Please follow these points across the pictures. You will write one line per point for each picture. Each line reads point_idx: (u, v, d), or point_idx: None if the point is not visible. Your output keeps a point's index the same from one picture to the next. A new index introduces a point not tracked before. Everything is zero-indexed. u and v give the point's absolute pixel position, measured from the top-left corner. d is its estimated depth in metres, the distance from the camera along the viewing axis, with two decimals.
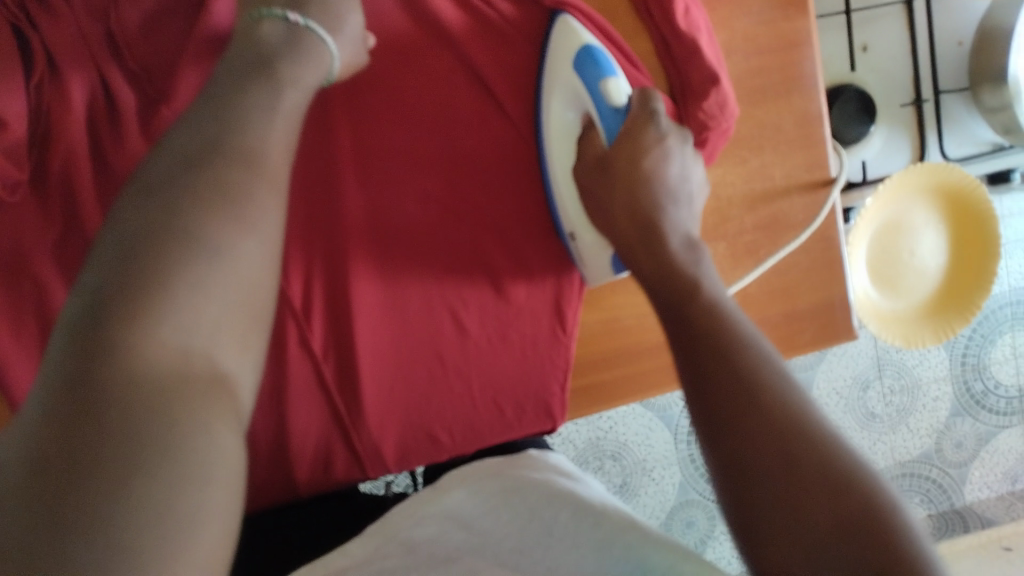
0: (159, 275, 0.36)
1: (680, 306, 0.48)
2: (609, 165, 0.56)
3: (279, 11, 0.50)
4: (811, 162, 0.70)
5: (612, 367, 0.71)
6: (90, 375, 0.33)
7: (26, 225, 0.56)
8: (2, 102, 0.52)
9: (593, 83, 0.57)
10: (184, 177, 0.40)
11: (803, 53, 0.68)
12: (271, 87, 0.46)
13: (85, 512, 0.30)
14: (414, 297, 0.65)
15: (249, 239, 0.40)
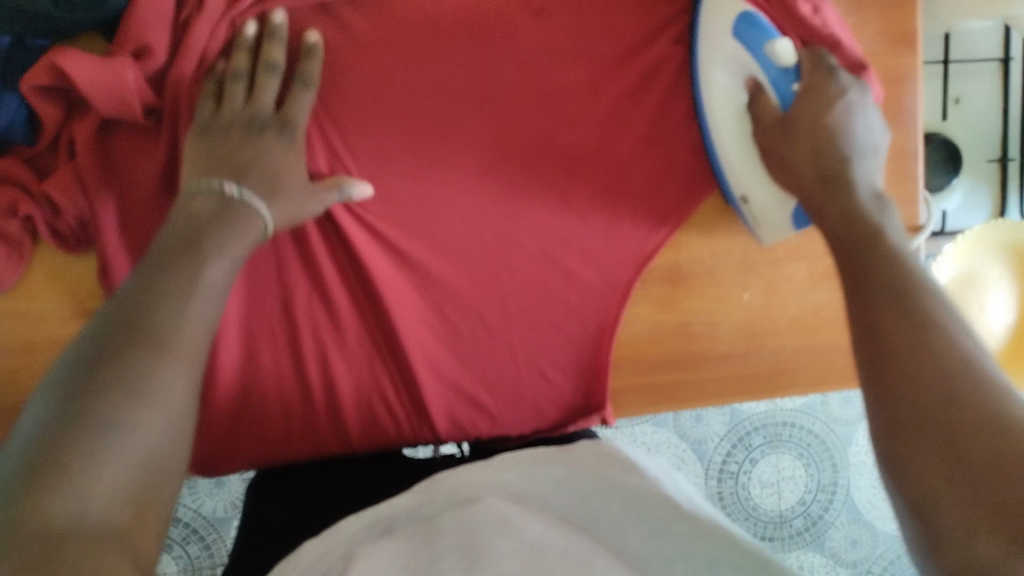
0: (163, 295, 0.44)
1: (861, 257, 0.53)
2: (791, 124, 0.59)
3: (260, 54, 0.56)
4: (901, 197, 0.71)
5: (679, 369, 0.73)
6: (116, 333, 0.41)
7: (151, 151, 0.59)
8: (149, 32, 0.56)
9: (758, 46, 0.59)
10: (144, 321, 0.42)
11: (904, 90, 0.70)
12: (194, 267, 0.47)
13: (73, 422, 0.37)
14: (497, 277, 0.66)
15: (216, 272, 0.48)
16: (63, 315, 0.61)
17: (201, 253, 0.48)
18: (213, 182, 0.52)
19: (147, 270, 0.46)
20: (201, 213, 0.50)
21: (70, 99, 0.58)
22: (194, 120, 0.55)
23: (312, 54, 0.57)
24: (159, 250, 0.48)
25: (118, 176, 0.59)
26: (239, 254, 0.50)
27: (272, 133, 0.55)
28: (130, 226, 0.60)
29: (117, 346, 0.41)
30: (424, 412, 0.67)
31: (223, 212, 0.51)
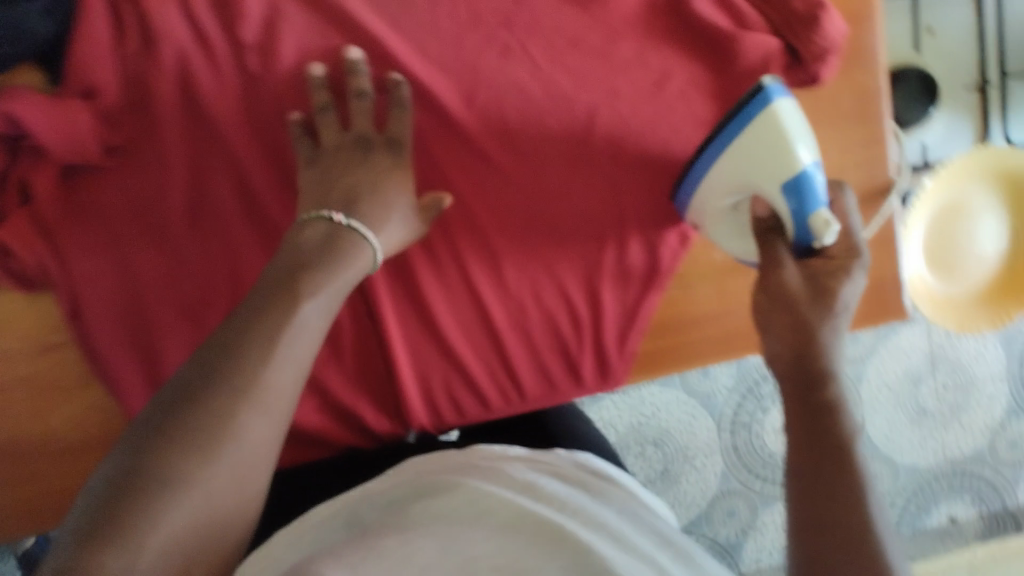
0: (266, 336, 0.47)
1: (804, 355, 0.52)
2: (824, 288, 0.54)
3: (360, 87, 0.61)
4: (869, 138, 0.69)
5: (660, 337, 0.72)
6: (221, 366, 0.45)
7: (109, 189, 0.60)
8: (96, 70, 0.58)
9: (801, 204, 0.54)
10: (237, 370, 0.45)
11: (866, 28, 0.68)
12: (290, 306, 0.49)
13: (160, 459, 0.41)
14: (465, 260, 0.68)
15: (310, 308, 0.50)
16: (29, 351, 0.61)
17: (297, 293, 0.50)
18: (323, 213, 0.57)
19: (248, 308, 0.48)
20: (304, 251, 0.53)
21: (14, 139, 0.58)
22: (297, 153, 0.61)
23: (399, 90, 0.62)
24: (261, 289, 0.50)
25: (87, 218, 0.60)
26: (331, 298, 0.52)
27: (379, 152, 0.62)
28: (95, 261, 0.60)
29: (203, 391, 0.44)
30: (404, 407, 0.67)
31: (324, 249, 0.54)
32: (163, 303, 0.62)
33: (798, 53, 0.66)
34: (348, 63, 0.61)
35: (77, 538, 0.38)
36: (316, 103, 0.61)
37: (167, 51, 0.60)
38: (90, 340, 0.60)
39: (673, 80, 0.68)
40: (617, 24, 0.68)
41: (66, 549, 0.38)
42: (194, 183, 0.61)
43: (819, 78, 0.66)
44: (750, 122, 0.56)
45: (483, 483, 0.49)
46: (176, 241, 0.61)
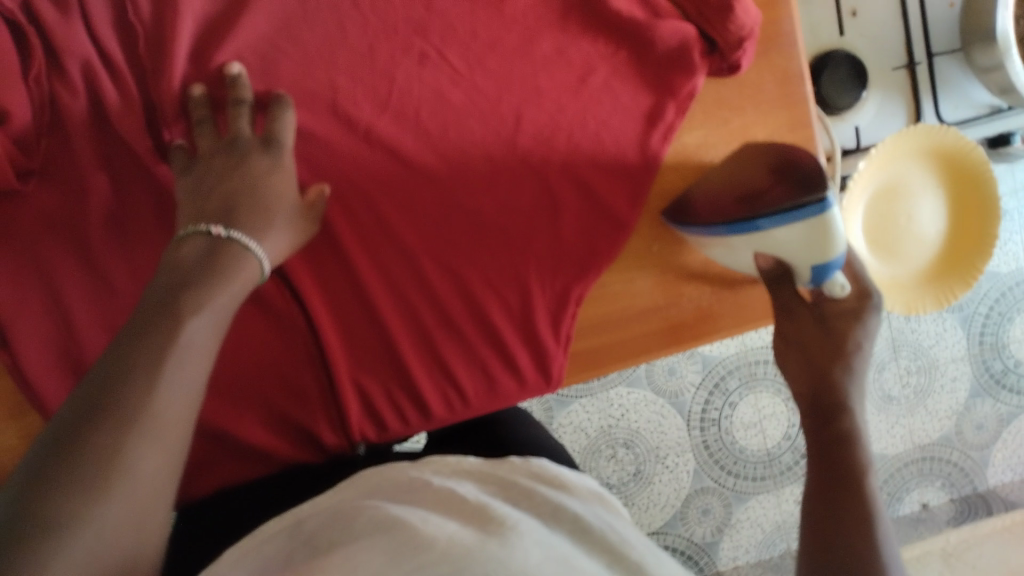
0: (146, 358, 0.43)
1: (828, 404, 0.57)
2: (830, 329, 0.61)
3: (201, 228, 0.53)
4: (794, 121, 0.69)
5: (602, 334, 0.71)
6: (100, 400, 0.41)
7: (33, 213, 0.60)
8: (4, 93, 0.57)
9: (825, 272, 0.59)
10: (116, 400, 0.41)
11: (781, 11, 0.68)
12: (173, 325, 0.45)
13: (39, 511, 0.37)
14: (396, 268, 0.66)
15: (196, 323, 0.46)
16: None
17: (183, 309, 0.46)
18: (202, 227, 0.53)
19: (127, 334, 0.44)
20: (188, 267, 0.49)
21: None
22: (175, 164, 0.59)
23: (282, 102, 0.61)
24: (139, 314, 0.46)
25: (10, 244, 0.59)
26: (219, 307, 0.48)
27: (256, 152, 0.59)
28: (19, 288, 0.59)
29: (79, 434, 0.40)
30: (343, 419, 0.66)
31: (208, 262, 0.50)
32: (92, 325, 0.61)
33: (715, 41, 0.67)
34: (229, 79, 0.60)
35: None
36: (201, 119, 0.60)
37: (81, 72, 0.60)
38: (18, 369, 0.59)
39: (596, 74, 0.69)
40: (535, 20, 0.68)
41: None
42: (121, 204, 0.62)
43: (738, 67, 0.67)
44: (795, 216, 0.57)
45: (400, 507, 0.45)
46: (103, 264, 0.61)
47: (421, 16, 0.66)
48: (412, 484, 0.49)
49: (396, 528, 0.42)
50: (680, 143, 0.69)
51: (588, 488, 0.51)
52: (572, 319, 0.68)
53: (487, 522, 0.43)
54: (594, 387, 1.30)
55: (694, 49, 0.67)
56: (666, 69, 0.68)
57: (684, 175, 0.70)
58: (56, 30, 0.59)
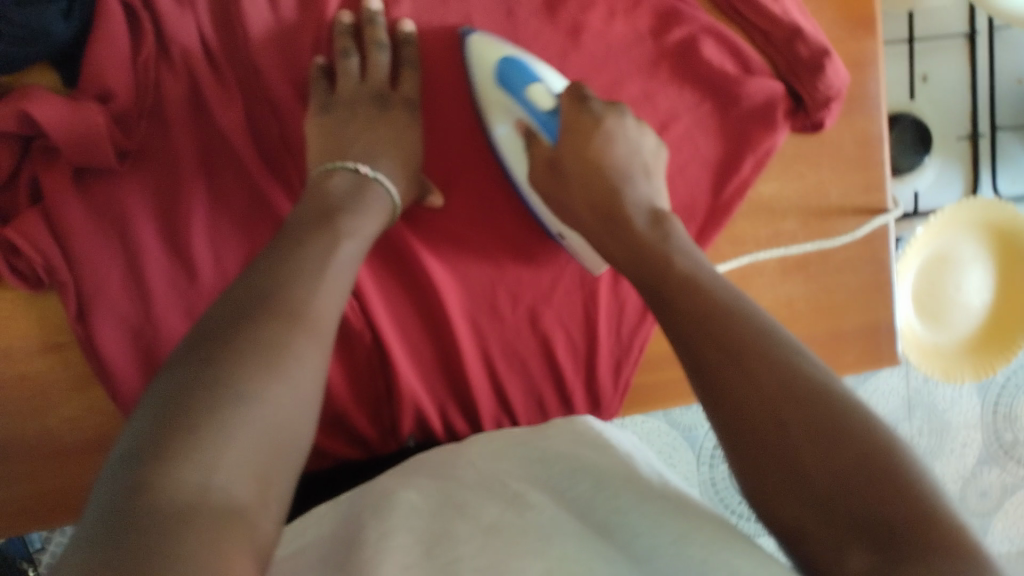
0: (306, 262, 0.50)
1: (657, 285, 0.51)
2: (559, 164, 0.60)
3: (350, 164, 0.58)
4: (868, 183, 0.71)
5: (657, 372, 0.72)
6: (271, 284, 0.48)
7: (123, 192, 0.61)
8: (111, 74, 0.57)
9: (519, 89, 0.60)
10: (280, 296, 0.48)
11: (867, 74, 0.69)
12: (328, 243, 0.52)
13: (218, 356, 0.44)
14: (466, 286, 0.67)
15: (347, 244, 0.53)
16: (34, 350, 0.62)
17: (336, 231, 0.53)
18: (346, 163, 0.58)
19: (283, 243, 0.51)
20: (335, 198, 0.56)
21: (26, 139, 0.59)
22: (313, 99, 0.60)
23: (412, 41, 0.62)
24: (299, 221, 0.53)
25: (99, 218, 0.60)
26: (365, 236, 0.55)
27: (398, 108, 0.62)
28: (104, 264, 0.60)
29: (248, 320, 0.46)
30: (396, 428, 0.67)
31: (354, 198, 0.56)
32: (169, 309, 0.62)
33: (802, 99, 0.67)
34: (368, 12, 0.61)
35: (130, 462, 0.39)
36: (342, 62, 0.61)
37: (184, 59, 0.60)
38: (92, 344, 0.60)
39: (677, 120, 0.67)
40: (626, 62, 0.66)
41: (121, 472, 0.39)
42: (208, 191, 0.62)
43: (821, 125, 0.68)
44: (467, 65, 0.63)
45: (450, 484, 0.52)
46: (187, 250, 0.61)
47: None
48: (457, 454, 0.57)
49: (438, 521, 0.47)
50: (756, 192, 0.69)
51: (624, 445, 0.57)
52: (634, 368, 0.70)
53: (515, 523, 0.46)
54: None
55: (781, 106, 0.67)
56: (751, 121, 0.67)
57: (754, 222, 0.69)
58: (170, 16, 0.59)
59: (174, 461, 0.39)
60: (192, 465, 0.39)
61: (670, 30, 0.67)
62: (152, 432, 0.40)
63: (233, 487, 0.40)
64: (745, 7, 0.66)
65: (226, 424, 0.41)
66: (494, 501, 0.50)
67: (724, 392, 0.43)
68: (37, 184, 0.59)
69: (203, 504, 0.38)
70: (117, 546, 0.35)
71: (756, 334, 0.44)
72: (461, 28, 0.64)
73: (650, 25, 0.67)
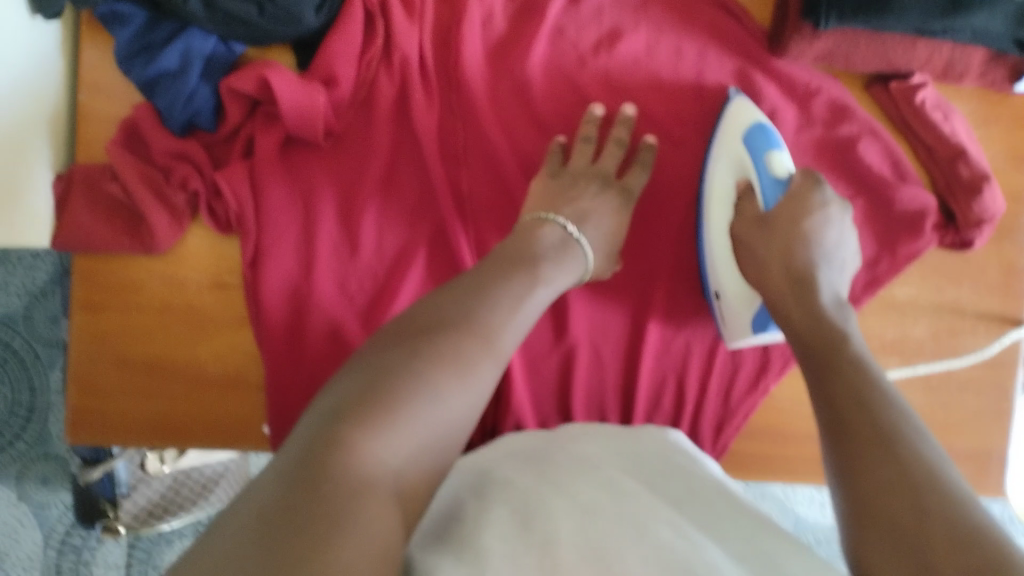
0: (501, 296, 0.56)
1: (813, 347, 0.57)
2: (770, 221, 0.62)
3: (560, 220, 0.64)
4: (1004, 309, 0.72)
5: (759, 442, 0.73)
6: (471, 308, 0.54)
7: (320, 167, 0.68)
8: (338, 64, 0.66)
9: (761, 152, 0.64)
10: (476, 319, 0.53)
11: (1022, 207, 0.71)
12: (526, 284, 0.57)
13: (415, 353, 0.49)
14: (596, 315, 0.71)
15: (539, 290, 0.58)
16: (203, 284, 0.69)
17: (536, 275, 0.59)
18: (558, 218, 0.64)
19: (489, 271, 0.57)
20: (541, 247, 0.61)
21: (254, 103, 0.68)
22: (545, 166, 0.68)
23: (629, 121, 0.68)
24: (493, 254, 0.60)
25: (294, 184, 0.68)
26: (557, 285, 0.60)
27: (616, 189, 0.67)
28: (283, 221, 0.67)
29: (449, 330, 0.51)
30: (497, 429, 0.71)
31: (557, 251, 0.62)
32: (326, 276, 0.68)
33: (954, 215, 0.70)
34: (590, 115, 0.68)
35: (329, 417, 0.45)
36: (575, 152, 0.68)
37: (398, 62, 0.68)
38: (256, 292, 0.67)
39: None
40: (790, 146, 0.71)
41: (320, 425, 0.44)
42: (388, 182, 0.69)
43: (970, 244, 0.69)
44: (720, 120, 0.68)
45: (532, 472, 0.57)
46: (357, 228, 0.68)
47: (684, 115, 0.71)
48: (556, 441, 0.62)
49: (523, 512, 0.52)
50: (890, 293, 0.71)
51: (718, 471, 0.61)
52: (736, 432, 0.71)
53: (604, 540, 0.49)
54: None
55: (931, 218, 0.69)
56: (897, 227, 0.70)
57: (882, 320, 0.71)
58: (400, 25, 0.68)
59: (369, 428, 0.44)
60: (382, 438, 0.44)
61: (837, 128, 0.70)
62: (350, 398, 0.46)
63: (405, 465, 0.45)
64: (914, 119, 0.69)
65: (414, 410, 0.46)
66: (588, 489, 0.55)
67: (853, 433, 0.50)
68: (252, 142, 0.68)
69: (378, 480, 0.43)
70: (311, 485, 0.41)
71: (901, 427, 0.49)
72: (644, 85, 0.70)
73: (822, 118, 0.70)
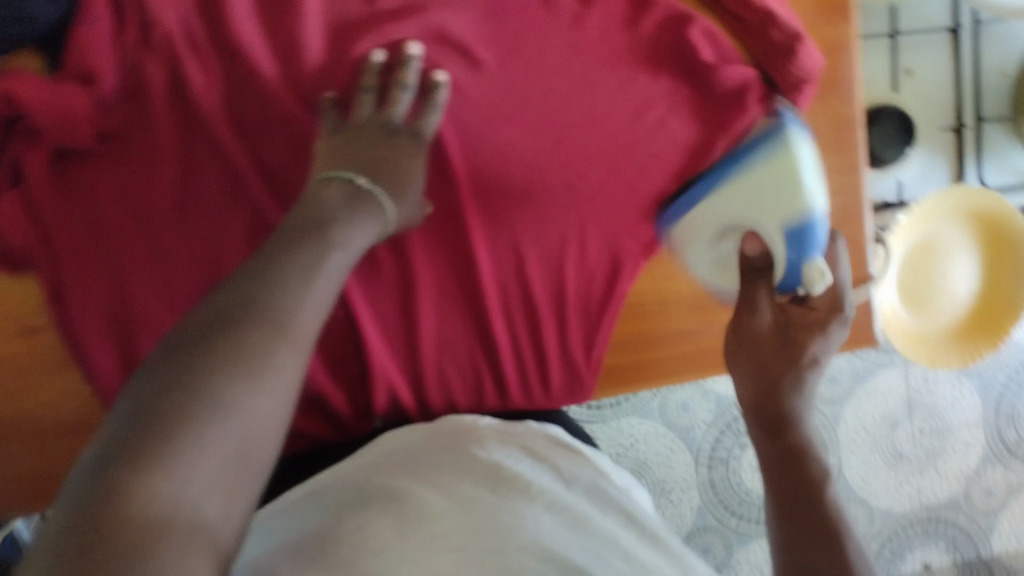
0: (290, 272, 0.50)
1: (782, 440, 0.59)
2: (787, 329, 0.62)
3: (348, 175, 0.59)
4: (843, 165, 0.71)
5: (636, 350, 0.75)
6: (254, 295, 0.47)
7: (106, 176, 0.62)
8: (95, 60, 0.60)
9: (806, 250, 0.60)
10: (263, 303, 0.47)
11: (843, 58, 0.70)
12: (319, 251, 0.52)
13: (191, 360, 0.42)
14: (444, 267, 0.69)
15: (335, 255, 0.53)
16: (10, 334, 0.62)
17: (327, 242, 0.53)
18: (344, 173, 0.59)
19: (274, 253, 0.51)
20: (330, 207, 0.56)
21: (8, 120, 0.60)
22: (323, 125, 0.63)
23: (413, 63, 0.64)
24: (283, 234, 0.53)
25: (80, 201, 0.61)
26: (354, 249, 0.55)
27: (404, 137, 0.63)
28: (78, 245, 0.61)
29: (232, 327, 0.45)
30: (371, 403, 0.69)
31: (348, 207, 0.57)
32: (146, 291, 0.62)
33: (775, 83, 0.69)
34: (371, 63, 0.63)
35: (100, 464, 0.38)
36: (359, 101, 0.63)
37: (162, 45, 0.62)
38: (71, 329, 0.61)
39: (648, 105, 0.69)
40: (598, 49, 0.69)
41: (90, 474, 0.37)
42: (185, 178, 0.63)
43: (795, 107, 0.68)
44: (762, 148, 0.64)
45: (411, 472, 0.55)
46: (166, 235, 0.63)
47: (485, 38, 0.67)
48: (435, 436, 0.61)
49: (399, 507, 0.50)
50: None
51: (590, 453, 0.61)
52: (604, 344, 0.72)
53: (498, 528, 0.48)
54: (606, 413, 1.25)
55: (754, 90, 0.68)
56: (722, 109, 0.69)
57: None
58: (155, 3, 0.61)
59: (151, 463, 0.38)
60: (171, 470, 0.38)
61: (639, 22, 0.69)
62: (128, 433, 0.39)
63: (205, 494, 0.39)
64: None
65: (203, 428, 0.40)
66: (471, 479, 0.53)
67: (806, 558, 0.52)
68: (18, 166, 0.61)
69: (172, 520, 0.36)
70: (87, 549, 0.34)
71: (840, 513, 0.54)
72: (438, 14, 0.67)
73: (626, 13, 0.69)
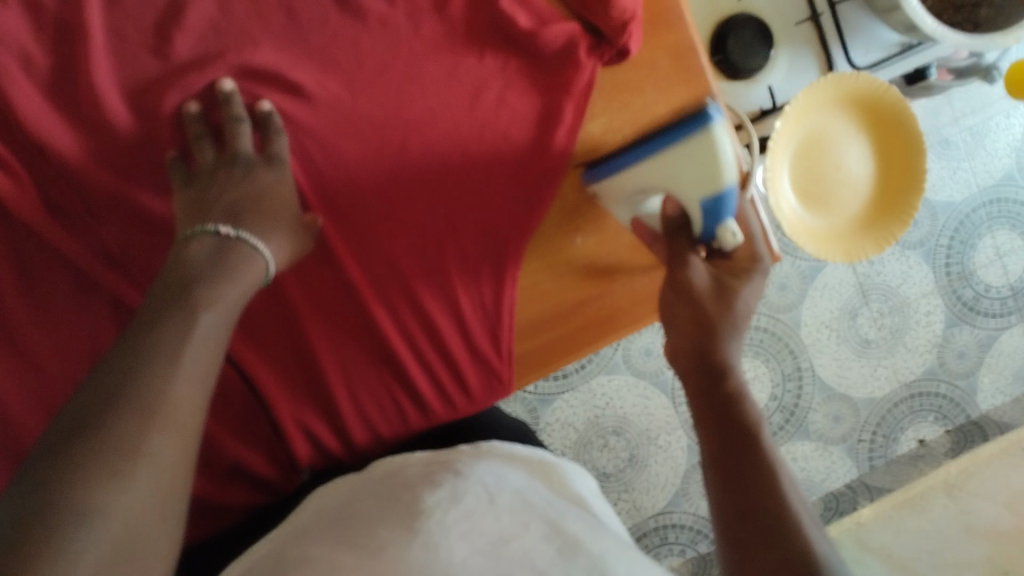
0: (160, 343, 0.48)
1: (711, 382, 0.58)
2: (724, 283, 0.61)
3: (211, 227, 0.58)
4: (694, 92, 0.68)
5: (544, 331, 0.71)
6: (123, 376, 0.45)
7: None
8: None
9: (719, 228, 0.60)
10: (134, 384, 0.45)
11: None
12: (187, 315, 0.50)
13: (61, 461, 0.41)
14: (325, 302, 0.68)
15: (208, 315, 0.51)
16: None
17: (197, 303, 0.51)
18: (208, 227, 0.58)
19: (141, 328, 0.49)
20: (197, 266, 0.54)
21: None
22: (174, 186, 0.61)
23: (232, 98, 0.62)
24: (152, 300, 0.52)
25: None
26: (230, 303, 0.53)
27: (260, 167, 0.62)
28: None
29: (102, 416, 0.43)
30: (293, 454, 0.68)
31: (217, 261, 0.55)
32: (22, 410, 0.61)
33: (600, 31, 0.66)
34: (189, 114, 0.61)
35: None
36: (198, 150, 0.62)
37: None
38: None
39: (478, 85, 0.67)
40: (411, 43, 0.66)
41: None
42: (32, 287, 0.61)
43: (627, 50, 0.66)
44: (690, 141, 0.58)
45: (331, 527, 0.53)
46: (27, 350, 0.61)
47: (293, 64, 0.65)
48: (363, 483, 0.60)
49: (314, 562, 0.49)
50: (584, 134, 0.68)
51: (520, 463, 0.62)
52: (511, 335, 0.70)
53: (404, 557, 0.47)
54: (573, 379, 1.23)
55: (580, 44, 0.66)
56: (556, 67, 0.67)
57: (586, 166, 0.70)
58: None
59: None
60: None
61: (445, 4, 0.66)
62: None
63: None
64: None
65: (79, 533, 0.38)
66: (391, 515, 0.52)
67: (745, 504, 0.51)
68: None
69: None
70: None
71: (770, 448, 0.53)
72: (238, 51, 0.64)
73: None
